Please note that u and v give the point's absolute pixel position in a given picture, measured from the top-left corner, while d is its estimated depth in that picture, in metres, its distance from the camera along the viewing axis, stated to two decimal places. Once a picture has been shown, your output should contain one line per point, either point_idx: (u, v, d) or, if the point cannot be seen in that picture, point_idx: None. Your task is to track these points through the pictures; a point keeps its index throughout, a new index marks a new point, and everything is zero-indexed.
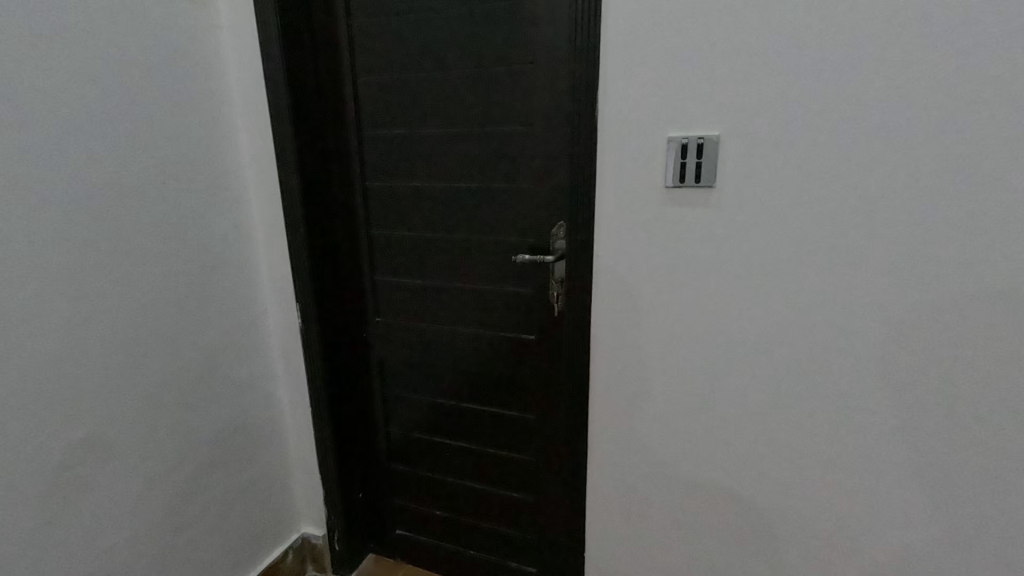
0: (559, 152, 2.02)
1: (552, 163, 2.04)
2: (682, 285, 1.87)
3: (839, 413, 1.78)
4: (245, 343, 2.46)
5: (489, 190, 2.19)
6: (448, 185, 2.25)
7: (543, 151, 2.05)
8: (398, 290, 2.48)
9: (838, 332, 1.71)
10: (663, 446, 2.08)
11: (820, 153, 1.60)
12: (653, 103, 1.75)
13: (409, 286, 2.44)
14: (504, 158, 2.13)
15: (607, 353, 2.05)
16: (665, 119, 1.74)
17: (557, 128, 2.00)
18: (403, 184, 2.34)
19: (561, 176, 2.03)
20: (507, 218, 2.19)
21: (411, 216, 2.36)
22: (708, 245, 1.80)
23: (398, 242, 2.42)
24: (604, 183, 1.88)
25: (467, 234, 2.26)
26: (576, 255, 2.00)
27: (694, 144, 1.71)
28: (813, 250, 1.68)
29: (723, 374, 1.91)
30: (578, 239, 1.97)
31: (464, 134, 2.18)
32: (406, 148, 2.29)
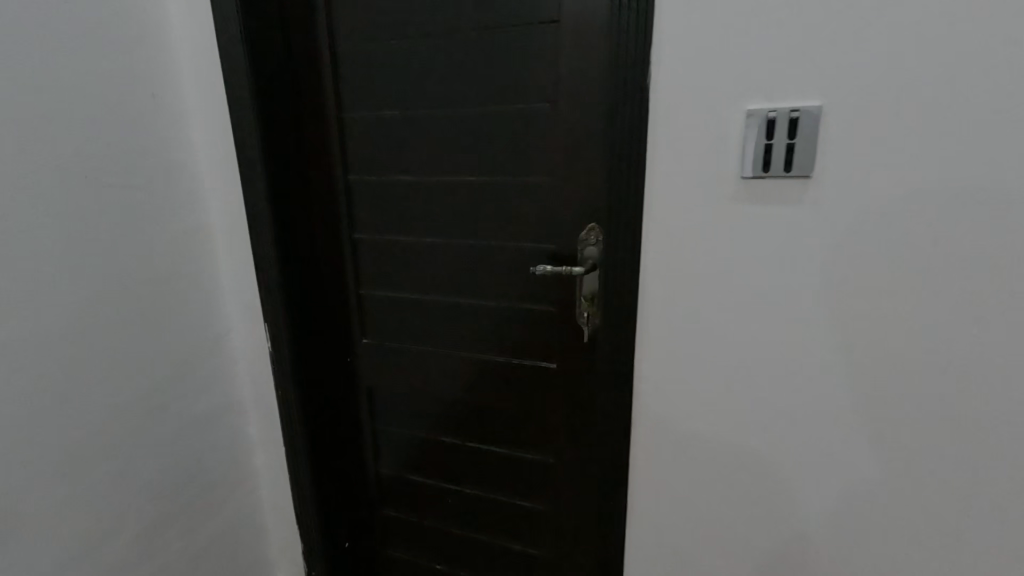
0: (596, 137, 1.59)
1: (584, 151, 1.62)
2: (756, 309, 1.42)
3: (968, 492, 1.32)
4: (205, 372, 2.02)
5: (504, 187, 1.77)
6: (452, 181, 1.84)
7: (573, 137, 1.63)
8: (391, 309, 2.07)
9: (976, 385, 1.25)
10: (720, 514, 1.62)
11: (970, 137, 1.12)
12: (728, 63, 1.27)
13: (405, 303, 2.03)
14: (523, 146, 1.71)
15: (651, 391, 1.62)
16: (743, 85, 1.27)
17: (591, 108, 1.58)
18: (397, 181, 1.92)
19: (595, 168, 1.62)
20: (524, 221, 1.77)
21: (405, 219, 1.95)
22: (795, 258, 1.34)
23: (391, 252, 2.00)
24: (654, 174, 1.41)
25: (477, 241, 1.85)
26: (612, 268, 1.54)
27: (785, 119, 1.24)
28: (945, 274, 1.21)
29: (809, 427, 1.44)
30: (616, 251, 1.51)
31: (472, 117, 1.76)
32: (399, 136, 1.88)
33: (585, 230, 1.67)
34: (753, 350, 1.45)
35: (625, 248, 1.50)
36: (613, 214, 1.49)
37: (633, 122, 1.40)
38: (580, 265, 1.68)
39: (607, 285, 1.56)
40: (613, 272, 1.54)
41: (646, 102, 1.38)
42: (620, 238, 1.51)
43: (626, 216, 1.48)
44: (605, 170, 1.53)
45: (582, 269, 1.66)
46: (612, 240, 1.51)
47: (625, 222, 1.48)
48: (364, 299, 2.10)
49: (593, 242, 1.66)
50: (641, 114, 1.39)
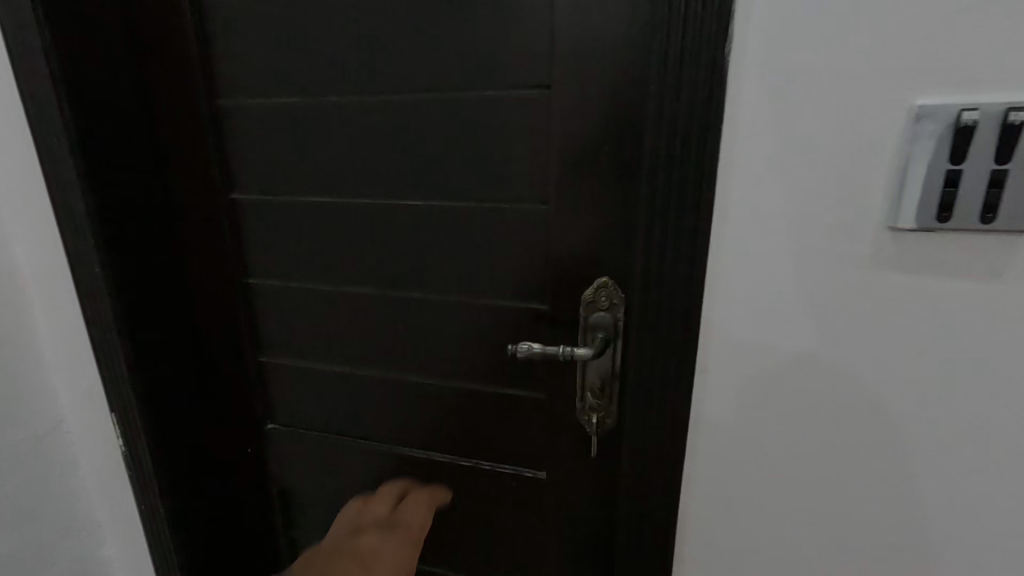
0: (623, 145, 1.00)
1: (598, 168, 1.03)
2: (904, 453, 0.82)
3: None
4: (15, 493, 1.32)
5: (471, 219, 1.17)
6: (392, 208, 1.23)
7: (584, 145, 1.03)
8: (308, 386, 1.45)
9: None
10: None
11: None
12: (897, 17, 0.66)
13: (330, 379, 1.41)
14: (500, 158, 1.12)
15: (699, 554, 1.01)
16: (922, 63, 0.66)
17: (617, 100, 0.99)
18: (307, 205, 1.29)
19: (629, 193, 1.03)
20: (504, 269, 1.18)
21: (323, 262, 1.32)
22: (978, 375, 0.75)
23: (303, 306, 1.38)
24: (726, 220, 0.80)
25: (426, 298, 1.26)
26: (650, 369, 0.93)
27: (998, 126, 0.63)
28: None
29: None
30: (647, 340, 0.92)
31: (424, 112, 1.14)
32: (308, 140, 1.24)
33: (591, 288, 1.10)
34: (886, 512, 0.86)
35: (670, 340, 0.89)
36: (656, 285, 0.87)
37: (707, 127, 0.77)
38: (586, 340, 1.11)
39: (640, 393, 0.96)
40: (654, 374, 0.93)
41: (720, 84, 0.75)
42: (667, 323, 0.88)
43: (681, 288, 0.86)
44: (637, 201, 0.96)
45: (590, 350, 1.08)
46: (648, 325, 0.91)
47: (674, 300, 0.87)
48: (271, 370, 1.48)
49: (607, 307, 1.09)
50: (713, 101, 0.76)
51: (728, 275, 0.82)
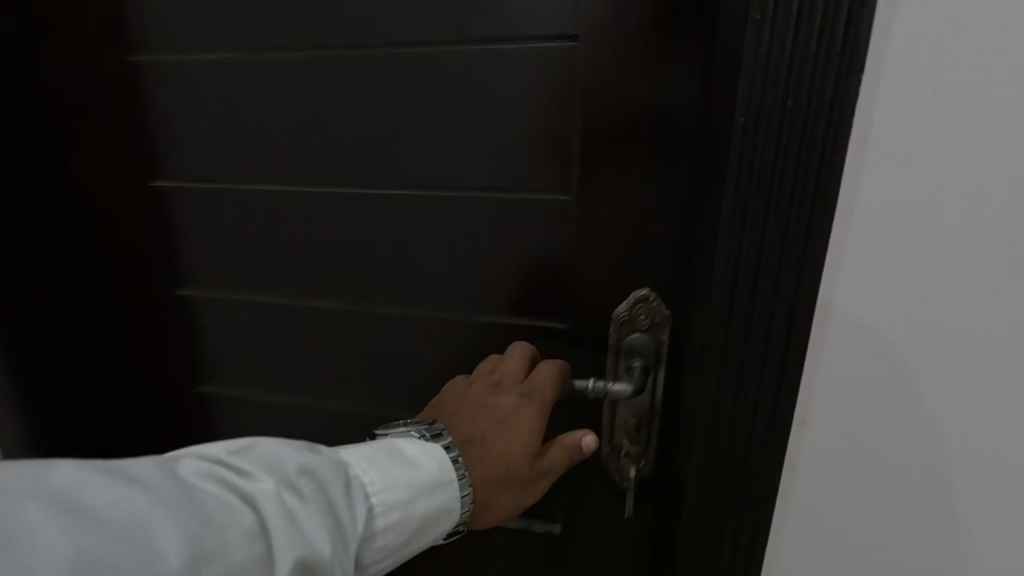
0: (677, 114, 0.76)
1: (643, 144, 0.79)
2: None
3: None
4: None
5: (468, 213, 0.91)
6: (364, 199, 0.95)
7: (623, 114, 0.78)
8: (262, 419, 1.17)
9: None
10: None
11: None
12: None
13: (289, 412, 1.14)
14: (508, 133, 0.86)
15: None
16: None
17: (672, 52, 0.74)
18: (254, 196, 1.01)
19: (684, 177, 0.78)
20: (511, 276, 0.93)
21: (275, 268, 1.04)
22: None
23: (252, 322, 1.10)
24: (851, 212, 0.57)
25: (410, 311, 1.00)
26: (727, 428, 0.67)
27: None
28: None
29: None
30: (724, 387, 0.66)
31: (406, 72, 0.87)
32: (253, 110, 0.96)
33: (626, 303, 0.84)
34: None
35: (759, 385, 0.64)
36: (746, 306, 0.62)
37: (842, 78, 0.53)
38: (618, 368, 0.86)
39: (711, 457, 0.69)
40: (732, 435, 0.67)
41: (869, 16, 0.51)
42: (756, 359, 0.63)
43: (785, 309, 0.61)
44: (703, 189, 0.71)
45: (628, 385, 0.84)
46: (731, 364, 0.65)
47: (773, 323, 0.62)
48: (214, 401, 1.20)
49: (647, 327, 0.85)
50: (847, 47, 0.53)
51: (843, 290, 0.59)
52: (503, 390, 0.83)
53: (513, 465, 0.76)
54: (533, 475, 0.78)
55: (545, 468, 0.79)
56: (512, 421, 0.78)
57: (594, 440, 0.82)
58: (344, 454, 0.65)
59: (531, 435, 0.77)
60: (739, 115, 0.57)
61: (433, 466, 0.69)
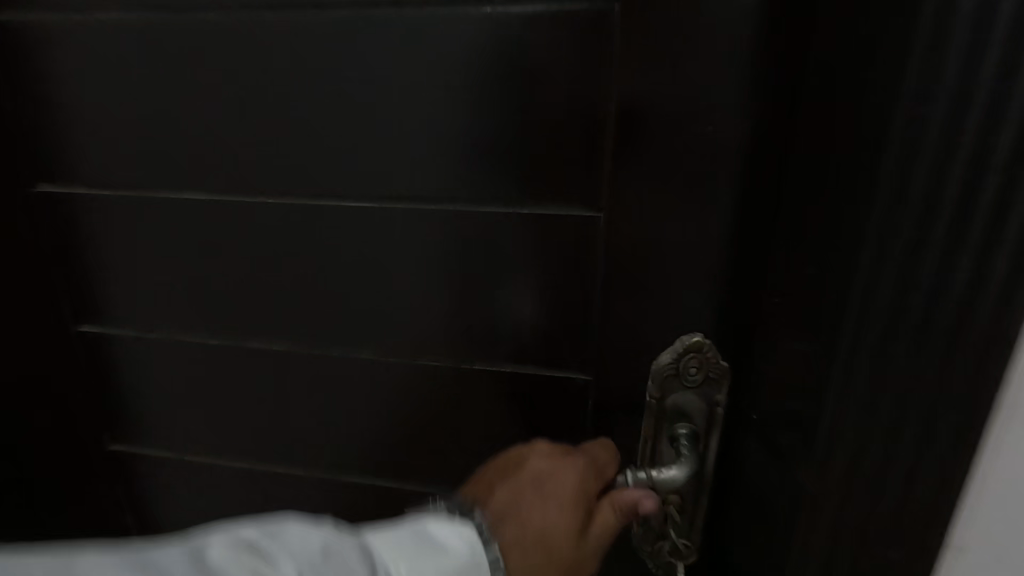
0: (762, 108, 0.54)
1: (708, 150, 0.57)
2: None
3: None
4: None
5: (462, 232, 0.71)
6: (323, 212, 0.74)
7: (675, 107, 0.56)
8: (199, 483, 0.94)
9: None
10: None
11: None
12: None
13: (234, 473, 0.92)
14: (514, 127, 0.65)
15: None
16: None
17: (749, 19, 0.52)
18: (174, 207, 0.77)
19: (774, 194, 0.57)
20: (518, 312, 0.73)
21: (210, 299, 0.81)
22: None
23: (180, 364, 0.87)
24: None
25: (386, 356, 0.79)
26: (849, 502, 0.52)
27: None
28: None
29: None
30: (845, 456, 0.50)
31: (374, 43, 0.65)
32: (168, 93, 0.72)
33: (671, 353, 0.64)
34: None
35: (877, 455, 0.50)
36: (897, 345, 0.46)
37: None
38: (659, 436, 0.68)
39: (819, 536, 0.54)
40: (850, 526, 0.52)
41: None
42: (876, 426, 0.49)
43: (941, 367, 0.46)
44: (810, 200, 0.53)
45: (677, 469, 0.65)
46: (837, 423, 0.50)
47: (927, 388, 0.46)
48: (134, 461, 0.96)
49: (697, 383, 0.65)
50: None
51: None
52: (540, 442, 0.65)
53: (552, 548, 0.56)
54: (576, 561, 0.57)
55: (600, 544, 0.59)
56: (549, 484, 0.60)
57: (654, 503, 0.61)
58: (366, 532, 0.49)
59: (578, 503, 0.59)
60: (911, 87, 0.41)
61: (467, 547, 0.50)
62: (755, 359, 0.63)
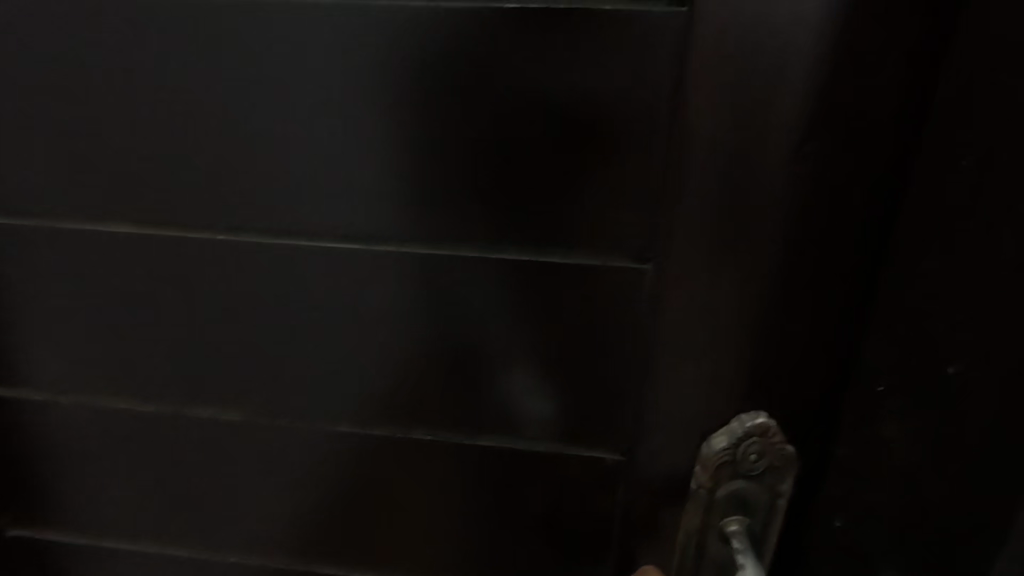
0: (863, 165, 0.48)
1: (796, 207, 0.50)
2: None
3: None
4: None
5: (470, 282, 0.58)
6: (297, 254, 0.60)
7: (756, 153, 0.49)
8: (137, 566, 0.79)
9: None
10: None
11: None
12: None
13: (182, 555, 0.77)
14: (540, 165, 0.54)
15: None
16: None
17: (844, 54, 0.45)
18: (99, 241, 0.61)
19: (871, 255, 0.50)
20: (533, 379, 0.61)
21: (155, 355, 0.66)
22: None
23: (109, 431, 0.71)
24: None
25: (374, 424, 0.66)
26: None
27: None
28: None
29: None
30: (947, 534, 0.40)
31: (368, 42, 0.51)
32: (85, 99, 0.56)
33: (728, 437, 0.55)
34: None
35: None
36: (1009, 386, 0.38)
37: None
38: (705, 533, 0.58)
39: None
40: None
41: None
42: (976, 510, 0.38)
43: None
44: (950, 282, 0.42)
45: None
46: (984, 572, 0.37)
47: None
48: (49, 544, 0.78)
49: (757, 472, 0.55)
50: None
51: None
52: None
53: None
54: None
55: None
56: None
57: None
58: None
59: None
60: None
61: None
62: (828, 445, 0.55)
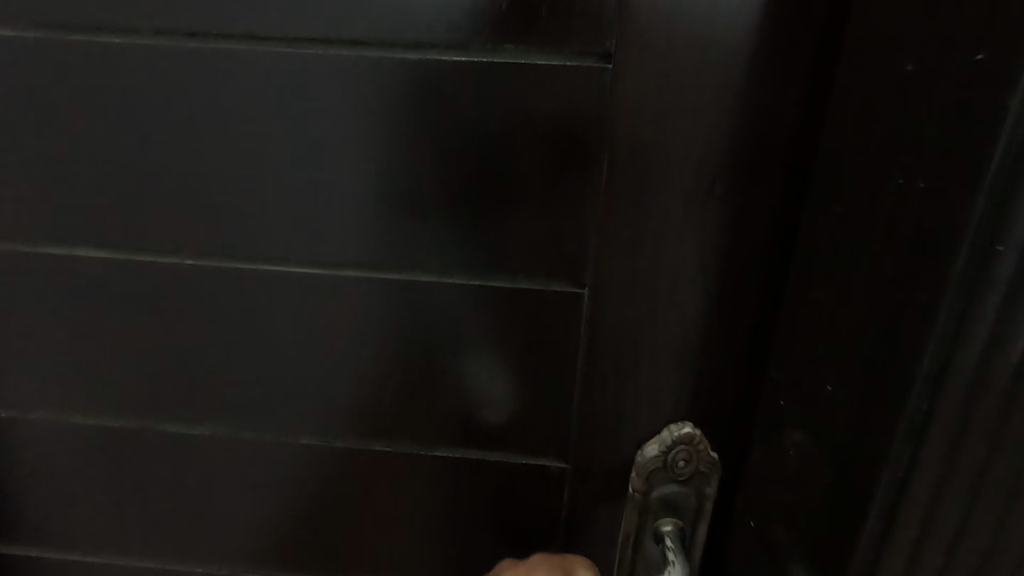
0: (768, 201, 0.53)
1: (715, 239, 0.55)
2: None
3: None
4: None
5: (423, 303, 0.63)
6: (262, 278, 0.63)
7: (679, 192, 0.54)
8: None
9: None
10: None
11: None
12: None
13: (147, 567, 0.79)
14: (484, 197, 0.58)
15: None
16: None
17: (750, 111, 0.51)
18: (69, 265, 0.64)
19: (775, 283, 0.56)
20: (481, 395, 0.66)
21: (123, 373, 0.69)
22: None
23: (78, 448, 0.73)
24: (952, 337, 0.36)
25: (334, 437, 0.70)
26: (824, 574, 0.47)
27: None
28: None
29: None
30: (824, 529, 0.46)
31: (330, 88, 0.56)
32: (58, 131, 0.59)
33: (658, 446, 0.61)
34: None
35: None
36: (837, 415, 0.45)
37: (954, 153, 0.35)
38: (642, 534, 0.63)
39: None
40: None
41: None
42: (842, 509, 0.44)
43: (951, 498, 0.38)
44: (825, 316, 0.48)
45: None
46: (852, 562, 0.43)
47: (949, 513, 0.39)
48: (11, 558, 0.80)
49: (685, 478, 0.61)
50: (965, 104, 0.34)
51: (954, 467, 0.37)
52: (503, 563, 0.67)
53: None
54: None
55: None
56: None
57: None
58: None
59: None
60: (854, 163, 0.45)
61: None
62: (747, 451, 0.61)
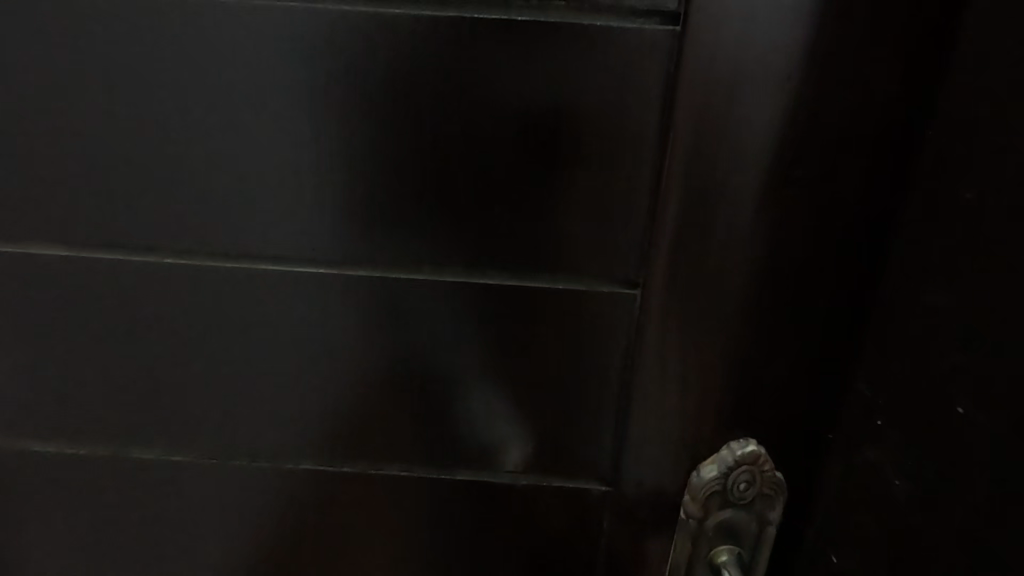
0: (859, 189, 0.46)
1: (798, 229, 0.48)
2: None
3: None
4: None
5: (449, 308, 0.55)
6: (258, 280, 0.54)
7: (753, 177, 0.47)
8: None
9: None
10: None
11: None
12: None
13: None
14: (522, 185, 0.50)
15: None
16: None
17: (841, 81, 0.44)
18: (21, 265, 0.55)
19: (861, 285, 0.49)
20: (513, 410, 0.58)
21: (94, 392, 0.59)
22: None
23: (39, 477, 0.63)
24: None
25: (342, 460, 0.61)
26: None
27: None
28: None
29: None
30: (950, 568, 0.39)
31: (335, 48, 0.47)
32: (9, 105, 0.50)
33: (717, 466, 0.54)
34: None
35: None
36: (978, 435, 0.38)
37: None
38: (693, 562, 0.56)
39: None
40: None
41: None
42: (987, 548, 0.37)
43: None
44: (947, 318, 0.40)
45: None
46: None
47: None
48: None
49: (746, 502, 0.54)
50: None
51: None
52: None
53: None
54: None
55: None
56: None
57: None
58: None
59: None
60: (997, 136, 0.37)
61: None
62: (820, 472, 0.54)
